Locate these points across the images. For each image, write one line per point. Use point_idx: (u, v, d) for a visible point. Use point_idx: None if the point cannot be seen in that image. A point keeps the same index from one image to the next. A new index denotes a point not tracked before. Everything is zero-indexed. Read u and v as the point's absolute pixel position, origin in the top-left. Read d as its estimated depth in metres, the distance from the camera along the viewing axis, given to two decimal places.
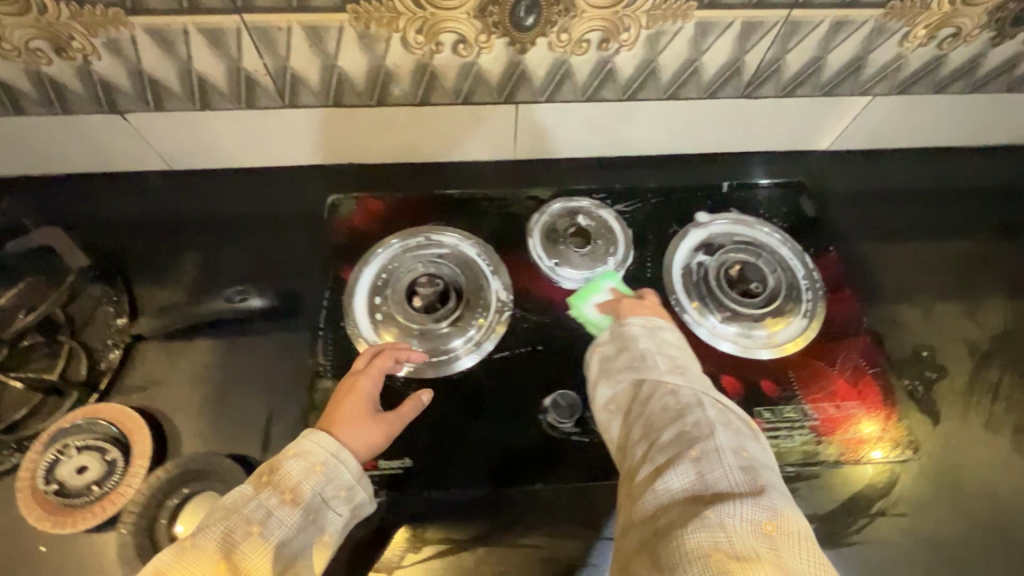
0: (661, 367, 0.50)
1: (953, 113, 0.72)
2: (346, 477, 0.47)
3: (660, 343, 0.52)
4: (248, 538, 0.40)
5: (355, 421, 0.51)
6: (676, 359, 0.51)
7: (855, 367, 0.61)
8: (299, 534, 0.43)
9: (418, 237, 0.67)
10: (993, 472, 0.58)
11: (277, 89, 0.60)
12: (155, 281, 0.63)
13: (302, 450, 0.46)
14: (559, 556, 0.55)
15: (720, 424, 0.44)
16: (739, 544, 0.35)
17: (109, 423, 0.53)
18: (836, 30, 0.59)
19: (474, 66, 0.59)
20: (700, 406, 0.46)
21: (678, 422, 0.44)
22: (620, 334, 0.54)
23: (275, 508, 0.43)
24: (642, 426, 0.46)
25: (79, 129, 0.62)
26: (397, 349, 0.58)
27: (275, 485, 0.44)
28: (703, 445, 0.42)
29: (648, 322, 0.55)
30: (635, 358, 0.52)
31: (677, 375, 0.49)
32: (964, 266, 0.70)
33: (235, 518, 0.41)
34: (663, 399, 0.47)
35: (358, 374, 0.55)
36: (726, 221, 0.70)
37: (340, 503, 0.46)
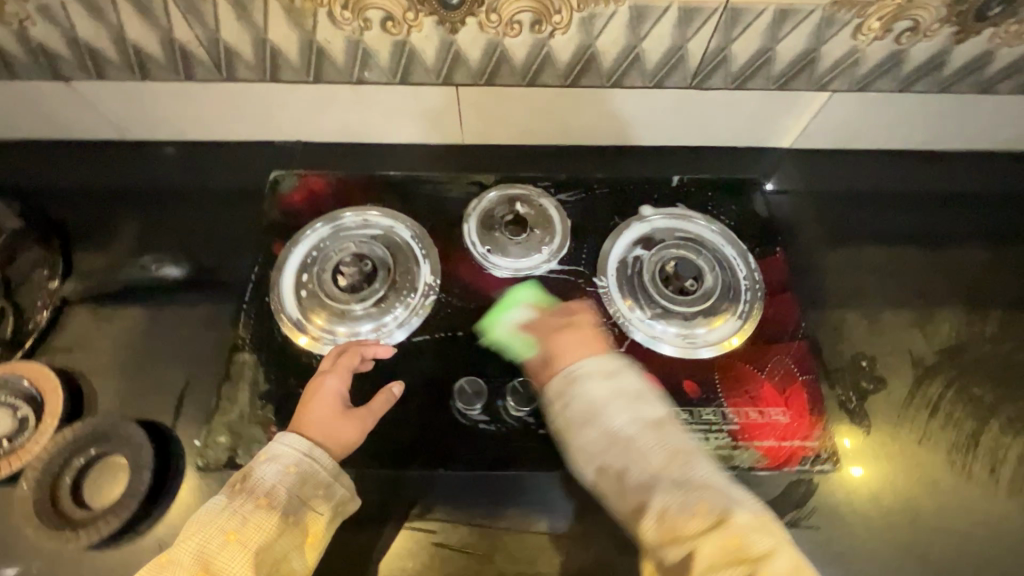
0: (655, 456, 0.44)
1: (919, 113, 0.68)
2: (322, 473, 0.49)
3: (633, 412, 0.47)
4: (223, 548, 0.44)
5: (326, 419, 0.52)
6: (659, 433, 0.46)
7: (785, 373, 0.59)
8: (279, 537, 0.46)
9: (353, 216, 0.66)
10: (919, 490, 0.55)
11: (212, 61, 0.60)
12: (93, 247, 0.65)
13: (273, 454, 0.49)
14: (451, 543, 0.54)
15: (757, 526, 0.40)
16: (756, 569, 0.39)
17: (25, 381, 0.54)
18: (783, 20, 0.56)
19: (406, 45, 0.58)
20: (736, 511, 0.41)
21: (714, 530, 0.40)
22: (575, 395, 0.49)
23: (249, 514, 0.45)
24: (665, 533, 0.41)
25: (26, 96, 0.64)
26: (361, 345, 0.58)
27: (248, 493, 0.47)
28: (765, 567, 0.38)
29: (602, 368, 0.49)
30: (610, 441, 0.46)
31: (680, 464, 0.44)
32: (919, 275, 0.67)
33: (207, 530, 0.45)
34: (680, 496, 0.42)
35: (323, 372, 0.55)
36: (671, 215, 0.67)
37: (320, 503, 0.48)
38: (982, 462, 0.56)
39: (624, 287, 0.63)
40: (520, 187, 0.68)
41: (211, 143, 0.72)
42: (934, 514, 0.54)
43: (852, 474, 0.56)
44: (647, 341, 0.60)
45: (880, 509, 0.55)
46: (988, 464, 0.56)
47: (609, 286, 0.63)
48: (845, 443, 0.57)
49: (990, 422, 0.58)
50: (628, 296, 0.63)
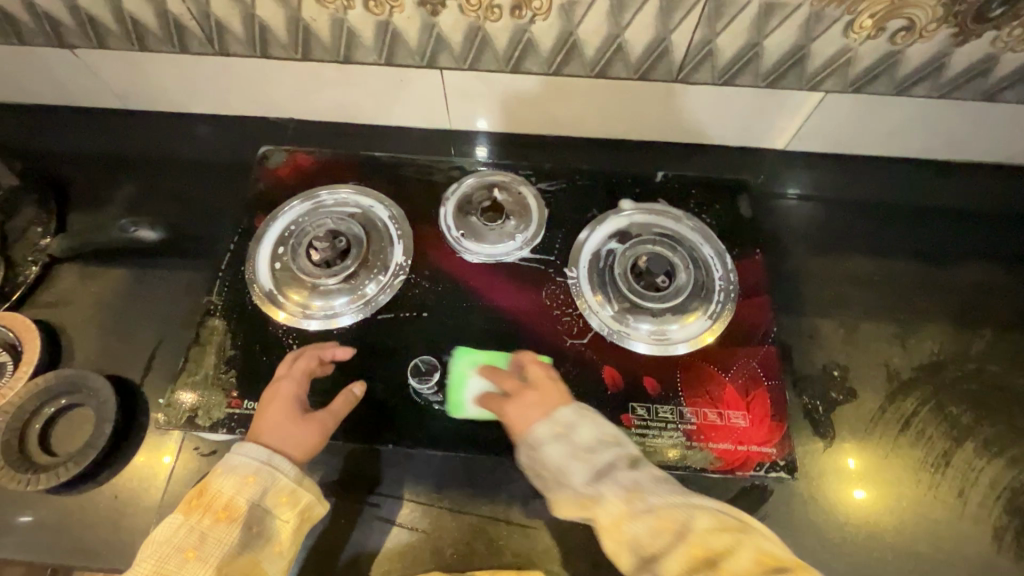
0: (615, 498, 0.44)
1: (918, 120, 0.66)
2: (282, 480, 0.48)
3: (589, 467, 0.46)
4: (183, 566, 0.43)
5: (284, 423, 0.51)
6: (613, 479, 0.45)
7: (750, 376, 0.57)
8: (243, 549, 0.45)
9: (334, 194, 0.68)
10: (880, 509, 0.53)
11: (205, 35, 0.62)
12: (87, 209, 0.68)
13: (230, 467, 0.48)
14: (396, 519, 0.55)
15: (714, 529, 0.41)
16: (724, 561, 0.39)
17: (7, 330, 0.57)
18: (769, 13, 0.55)
19: (390, 25, 0.59)
20: (696, 519, 0.41)
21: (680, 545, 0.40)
22: (542, 462, 0.49)
23: (208, 529, 0.45)
24: (641, 559, 0.41)
25: (35, 62, 0.67)
26: (319, 348, 0.58)
27: (206, 507, 0.46)
28: (728, 565, 0.38)
29: (556, 427, 0.49)
30: (578, 501, 0.46)
31: (637, 500, 0.43)
32: (906, 288, 0.65)
33: (165, 550, 0.44)
34: (645, 522, 0.42)
35: (279, 379, 0.55)
36: (650, 211, 0.66)
37: (284, 509, 0.48)
38: (951, 484, 0.54)
39: (594, 280, 0.63)
40: (500, 174, 0.68)
41: (208, 116, 0.75)
42: (894, 535, 0.52)
43: (854, 496, 0.54)
44: (611, 336, 0.60)
45: (862, 530, 0.53)
46: (957, 486, 0.54)
47: (579, 278, 0.63)
48: (848, 463, 0.55)
49: (964, 444, 0.56)
50: (597, 289, 0.62)
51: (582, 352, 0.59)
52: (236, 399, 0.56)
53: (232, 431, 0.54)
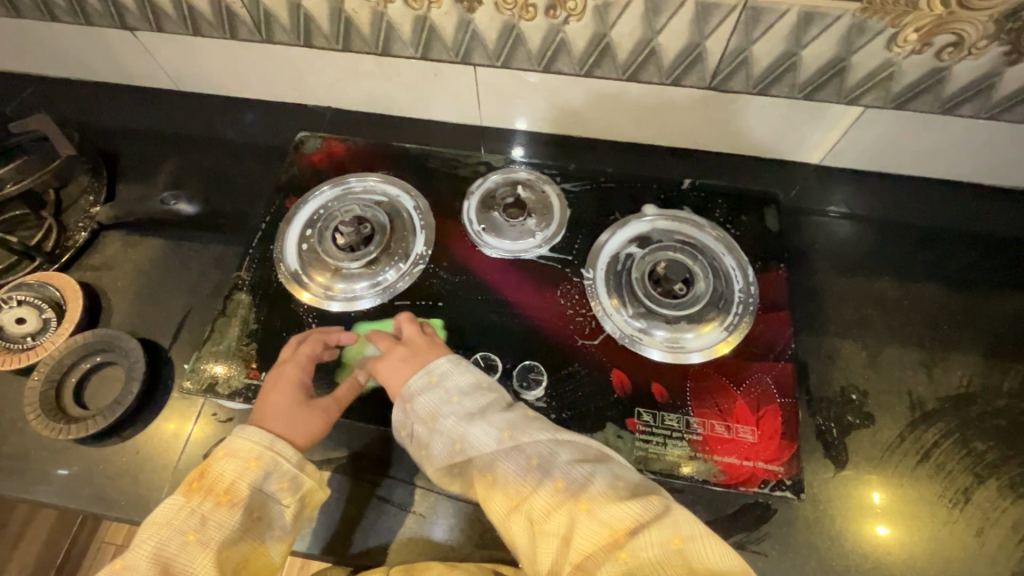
0: (485, 438, 0.48)
1: (963, 141, 0.63)
2: (284, 467, 0.50)
3: (459, 411, 0.50)
4: (183, 549, 0.45)
5: (288, 410, 0.53)
6: (485, 420, 0.49)
7: (763, 393, 0.56)
8: (244, 532, 0.47)
9: (363, 182, 0.70)
10: (902, 547, 0.51)
11: (254, 22, 0.65)
12: (135, 181, 0.72)
13: (233, 450, 0.49)
14: (396, 500, 0.56)
15: (579, 461, 0.47)
16: (588, 494, 0.45)
17: (54, 289, 0.61)
18: (808, 23, 0.53)
19: (427, 20, 0.61)
20: (558, 455, 0.48)
21: (545, 478, 0.47)
22: (414, 411, 0.51)
23: (209, 512, 0.47)
24: (514, 497, 0.47)
25: (100, 42, 0.72)
26: (324, 332, 0.59)
27: (207, 490, 0.47)
28: (586, 494, 0.45)
29: (429, 377, 0.52)
30: (449, 444, 0.49)
31: (507, 440, 0.48)
32: (937, 315, 0.62)
33: (165, 532, 0.45)
34: (515, 459, 0.48)
35: (283, 363, 0.56)
36: (673, 218, 0.66)
37: (285, 495, 0.49)
38: (968, 522, 0.52)
39: (610, 282, 0.63)
40: (526, 172, 0.69)
41: (252, 100, 0.78)
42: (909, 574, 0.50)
43: (876, 532, 0.52)
44: (622, 339, 0.59)
45: (875, 566, 0.51)
46: (975, 525, 0.52)
47: (595, 280, 0.63)
48: (874, 498, 0.53)
49: (987, 482, 0.53)
50: (612, 291, 0.62)
51: (592, 354, 0.59)
52: (255, 370, 0.58)
53: (248, 401, 0.57)
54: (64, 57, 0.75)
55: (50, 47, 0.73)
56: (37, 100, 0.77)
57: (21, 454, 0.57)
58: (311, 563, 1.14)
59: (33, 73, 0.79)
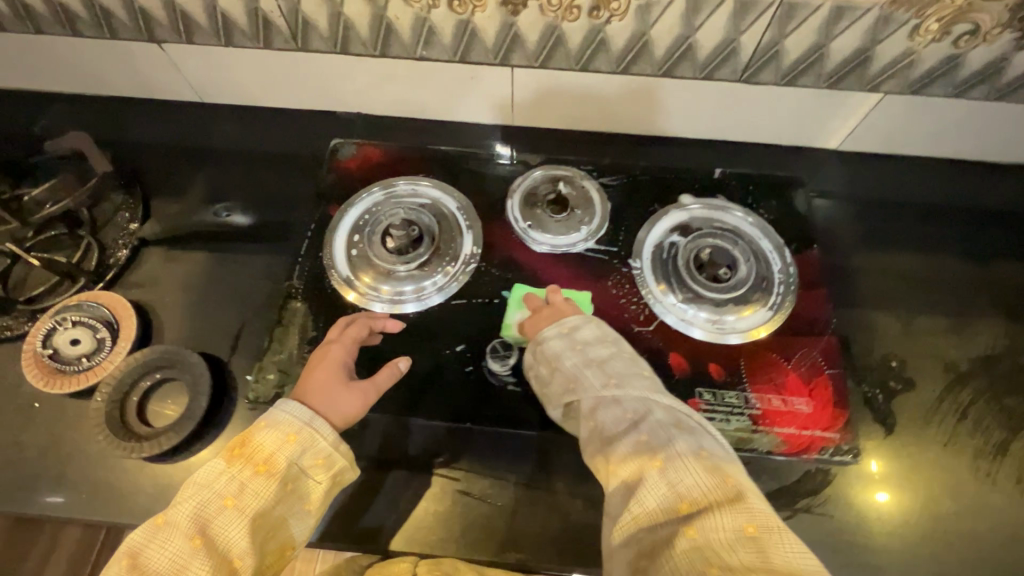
0: (595, 382, 0.48)
1: (971, 122, 0.68)
2: (322, 444, 0.49)
3: (585, 356, 0.50)
4: (222, 512, 0.44)
5: (331, 387, 0.53)
6: (600, 368, 0.49)
7: (812, 365, 0.59)
8: (278, 503, 0.46)
9: (404, 186, 0.70)
10: (902, 508, 0.55)
11: (290, 30, 0.65)
12: (168, 195, 0.71)
13: (274, 421, 0.48)
14: (475, 491, 0.57)
15: (668, 425, 0.44)
16: (675, 466, 0.41)
17: (104, 308, 0.60)
18: (838, 16, 0.57)
19: (469, 24, 0.62)
20: (653, 411, 0.45)
21: (634, 431, 0.44)
22: (542, 354, 0.52)
23: (248, 480, 0.45)
24: (598, 442, 0.45)
25: (123, 56, 0.70)
26: (370, 318, 0.60)
27: (248, 458, 0.46)
28: (665, 455, 0.42)
29: (562, 327, 0.53)
30: (565, 383, 0.50)
31: (613, 388, 0.47)
32: (958, 284, 0.67)
33: (205, 494, 0.44)
34: (614, 410, 0.46)
35: (330, 342, 0.57)
36: (709, 206, 0.69)
37: (318, 471, 0.48)
38: (1007, 473, 0.56)
39: (658, 270, 0.65)
40: (508, 164, 0.72)
41: (280, 109, 0.78)
42: (915, 534, 0.54)
43: (878, 498, 0.55)
44: (676, 323, 0.62)
45: (871, 528, 0.54)
46: (1014, 474, 0.56)
47: (644, 269, 0.65)
48: (871, 467, 0.56)
49: (1020, 434, 0.58)
50: (661, 279, 0.65)
51: (648, 339, 0.61)
52: None
53: None
54: (81, 72, 0.73)
55: (67, 62, 0.72)
56: (59, 116, 0.76)
57: (85, 476, 0.56)
58: None
59: (49, 90, 0.77)
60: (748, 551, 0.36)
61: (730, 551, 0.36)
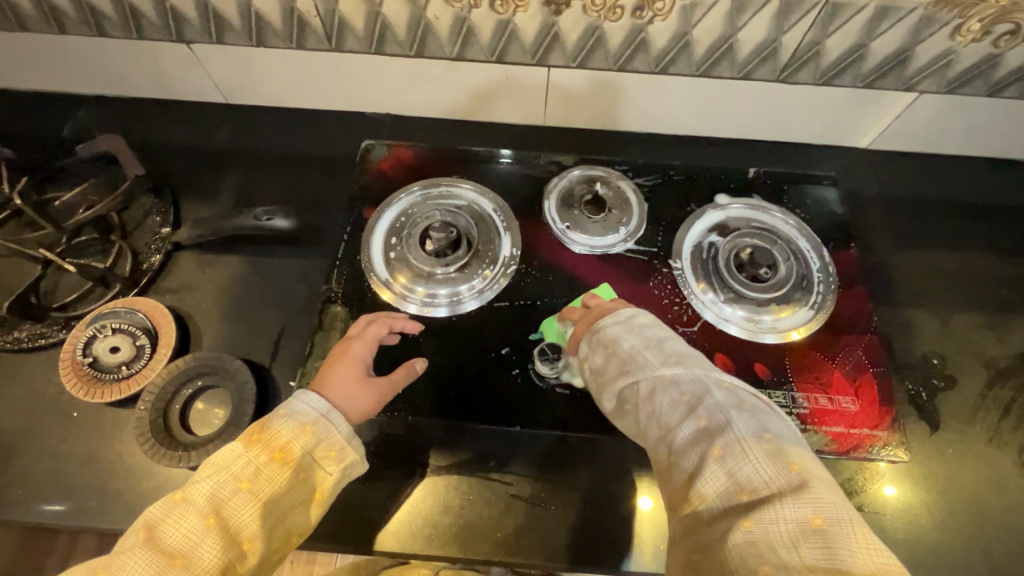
0: (654, 362, 0.47)
1: (1003, 120, 0.68)
2: (336, 436, 0.46)
3: (642, 338, 0.49)
4: (234, 495, 0.41)
5: (349, 383, 0.52)
6: (658, 348, 0.48)
7: (856, 364, 0.60)
8: (289, 491, 0.43)
9: (439, 187, 0.70)
10: (906, 504, 0.56)
11: (325, 31, 0.64)
12: (199, 199, 0.70)
13: (291, 410, 0.46)
14: (526, 496, 0.58)
15: (729, 406, 0.42)
16: (734, 446, 0.39)
17: (142, 315, 0.59)
18: (881, 17, 0.57)
19: (509, 24, 0.61)
20: (711, 393, 0.43)
21: (691, 416, 0.42)
22: (598, 341, 0.51)
23: (263, 466, 0.42)
24: (658, 427, 0.44)
25: (150, 57, 0.69)
26: (391, 317, 0.59)
27: (265, 444, 0.43)
28: (723, 439, 0.40)
29: (618, 317, 0.52)
30: (619, 366, 0.48)
31: (674, 365, 0.46)
32: (992, 282, 0.68)
33: (221, 475, 0.41)
34: (671, 393, 0.44)
35: (351, 338, 0.56)
36: (745, 206, 0.69)
37: (331, 463, 0.45)
38: None
39: (698, 270, 0.65)
40: (508, 164, 0.72)
41: (307, 110, 0.77)
42: (920, 530, 0.55)
43: (884, 493, 0.56)
44: (719, 324, 0.62)
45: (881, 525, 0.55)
46: None
47: (684, 269, 0.65)
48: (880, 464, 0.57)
49: None
50: (702, 279, 0.65)
51: (692, 339, 0.61)
52: None
53: None
54: (106, 73, 0.72)
55: (93, 63, 0.70)
56: (85, 119, 0.74)
57: (128, 486, 0.55)
58: None
59: (75, 92, 0.75)
60: (813, 545, 0.33)
61: (791, 545, 0.33)
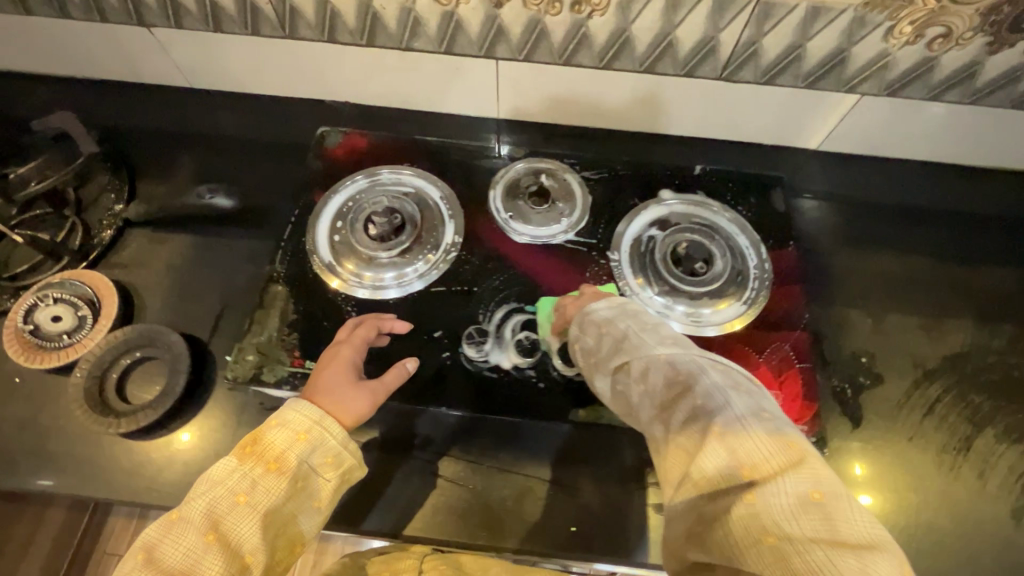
0: (649, 341, 0.48)
1: (946, 125, 0.69)
2: (331, 443, 0.47)
3: (639, 322, 0.51)
4: (232, 510, 0.42)
5: (341, 388, 0.53)
6: (653, 331, 0.49)
7: (783, 358, 0.60)
8: (288, 501, 0.44)
9: (388, 175, 0.71)
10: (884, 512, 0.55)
11: (278, 18, 0.66)
12: (155, 178, 0.72)
13: (284, 420, 0.46)
14: (449, 476, 0.59)
15: (725, 385, 0.42)
16: (731, 422, 0.40)
17: (87, 286, 0.61)
18: (814, 17, 0.58)
19: (454, 15, 0.63)
20: (705, 372, 0.43)
21: (687, 396, 0.43)
22: (591, 322, 0.53)
23: (259, 478, 0.43)
24: (654, 405, 0.44)
25: (112, 40, 0.71)
26: (379, 319, 0.60)
27: (259, 456, 0.44)
28: (721, 417, 0.40)
29: (613, 303, 0.53)
30: (614, 345, 0.49)
31: (669, 345, 0.47)
32: (930, 284, 0.68)
33: (217, 490, 0.42)
34: (666, 372, 0.45)
35: (340, 343, 0.57)
36: (686, 202, 0.70)
37: (328, 469, 0.46)
38: (970, 466, 0.57)
39: (635, 263, 0.66)
40: (465, 155, 0.73)
41: (268, 96, 0.79)
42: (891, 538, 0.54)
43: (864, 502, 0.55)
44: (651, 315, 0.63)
45: None
46: (976, 469, 0.57)
47: (622, 263, 0.66)
48: (855, 470, 0.57)
49: (984, 429, 0.59)
50: (638, 271, 0.66)
51: None
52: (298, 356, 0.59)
53: (295, 388, 0.58)
54: (70, 54, 0.74)
55: (57, 45, 0.72)
56: (50, 99, 0.77)
57: (60, 451, 0.57)
58: (326, 553, 1.15)
59: (41, 71, 0.77)
60: (813, 518, 0.34)
61: (793, 520, 0.35)
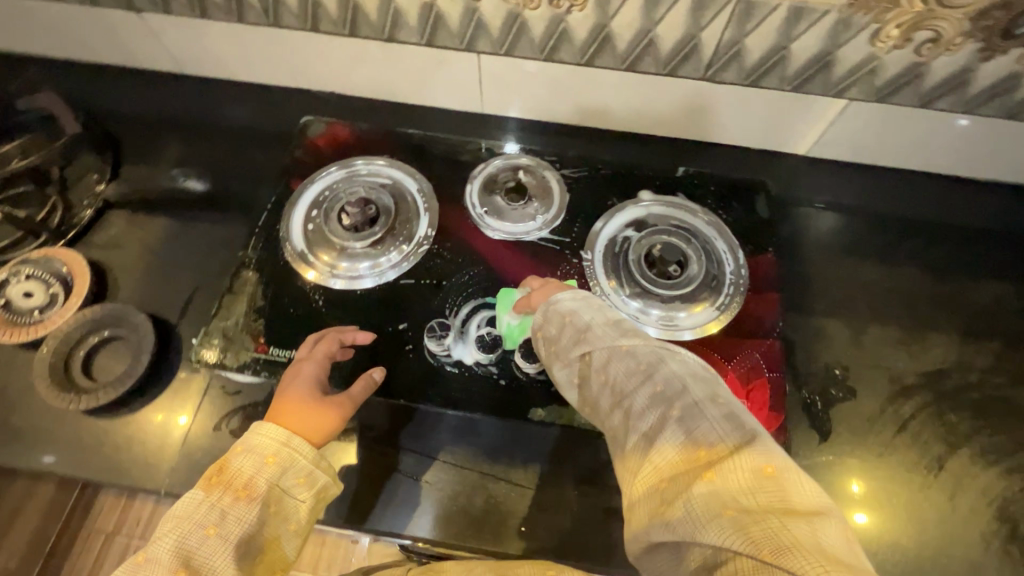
0: (610, 333, 0.46)
1: (940, 133, 0.67)
2: (301, 464, 0.45)
3: (603, 313, 0.49)
4: (203, 543, 0.40)
5: (305, 406, 0.52)
6: (616, 323, 0.47)
7: (753, 367, 0.59)
8: (262, 528, 0.42)
9: (366, 166, 0.71)
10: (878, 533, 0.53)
11: (261, 6, 0.66)
12: (138, 161, 0.73)
13: (250, 446, 0.45)
14: (406, 470, 0.59)
15: (686, 372, 0.41)
16: (688, 405, 0.39)
17: (60, 263, 0.62)
18: (797, 18, 0.56)
19: (433, 7, 0.63)
20: (665, 360, 0.42)
21: (648, 383, 0.42)
22: (553, 311, 0.50)
23: (228, 508, 0.42)
24: (613, 394, 0.44)
25: (103, 24, 0.72)
26: (340, 332, 0.59)
27: (226, 485, 0.43)
28: (681, 400, 0.40)
29: (577, 294, 0.51)
30: (576, 335, 0.47)
31: (631, 336, 0.45)
32: (914, 298, 0.66)
33: (185, 525, 0.40)
34: (626, 362, 0.43)
35: (301, 361, 0.56)
36: (666, 204, 0.68)
37: (301, 490, 0.45)
38: (942, 488, 0.55)
39: (608, 263, 0.65)
40: (445, 148, 0.73)
41: (256, 84, 0.79)
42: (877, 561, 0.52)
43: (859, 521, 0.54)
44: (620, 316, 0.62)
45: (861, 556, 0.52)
46: (949, 490, 0.55)
47: (595, 263, 0.65)
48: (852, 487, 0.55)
49: (959, 450, 0.57)
50: (611, 272, 0.64)
51: None
52: (262, 342, 0.59)
53: (257, 373, 0.58)
54: (64, 37, 0.75)
55: (51, 28, 0.74)
56: (45, 81, 0.78)
57: (25, 425, 0.58)
58: None
59: (37, 53, 0.79)
60: (768, 492, 0.33)
61: (748, 493, 0.33)
